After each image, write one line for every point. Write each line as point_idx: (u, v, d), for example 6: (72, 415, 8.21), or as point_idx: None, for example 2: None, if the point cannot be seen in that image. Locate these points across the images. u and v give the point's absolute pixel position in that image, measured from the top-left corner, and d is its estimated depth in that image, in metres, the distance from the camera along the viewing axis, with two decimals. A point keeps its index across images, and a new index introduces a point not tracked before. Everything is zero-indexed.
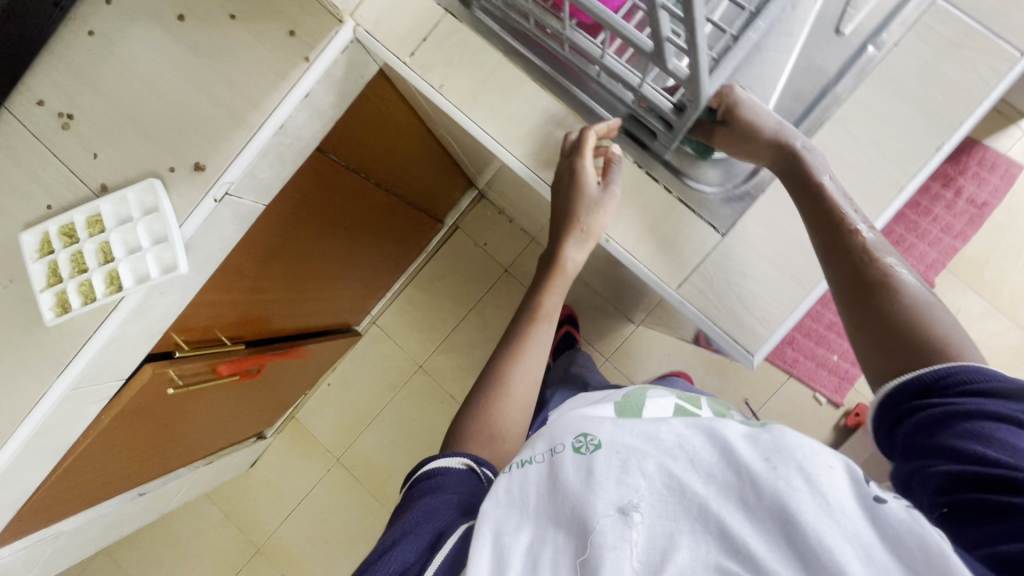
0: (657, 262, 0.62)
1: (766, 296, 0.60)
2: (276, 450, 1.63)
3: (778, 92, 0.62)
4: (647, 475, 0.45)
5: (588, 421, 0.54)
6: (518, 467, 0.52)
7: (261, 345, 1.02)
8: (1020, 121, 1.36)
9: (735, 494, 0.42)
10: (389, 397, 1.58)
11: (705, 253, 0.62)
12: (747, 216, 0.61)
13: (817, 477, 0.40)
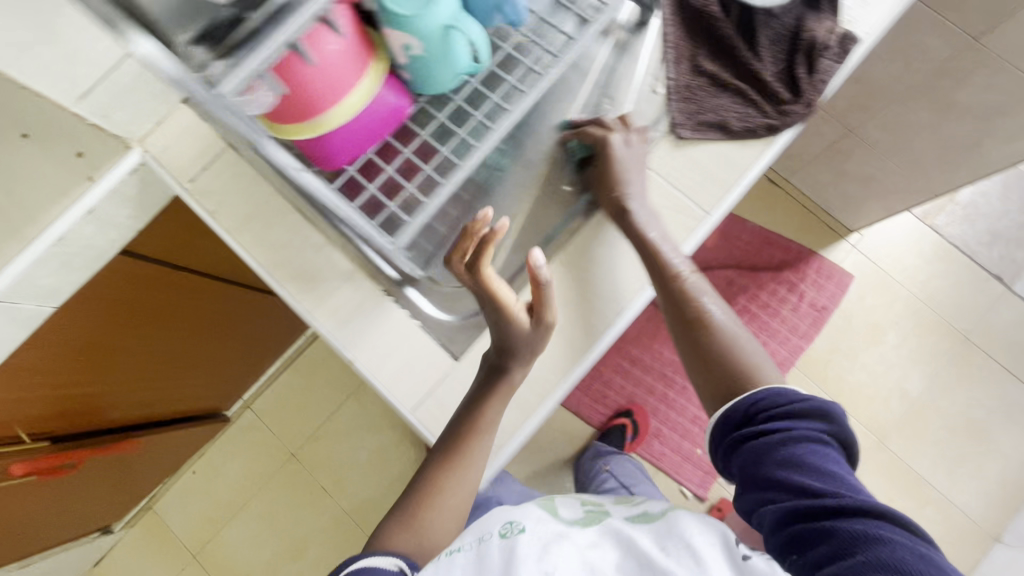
0: (397, 385, 0.60)
1: (491, 425, 0.60)
2: (124, 549, 1.48)
3: (525, 223, 0.64)
4: (569, 555, 0.56)
5: (507, 512, 0.63)
6: (451, 552, 0.59)
7: (81, 440, 0.98)
8: (848, 237, 1.55)
9: (644, 573, 0.55)
10: (258, 487, 1.51)
11: (439, 380, 0.60)
12: (483, 346, 0.62)
13: (696, 555, 0.56)
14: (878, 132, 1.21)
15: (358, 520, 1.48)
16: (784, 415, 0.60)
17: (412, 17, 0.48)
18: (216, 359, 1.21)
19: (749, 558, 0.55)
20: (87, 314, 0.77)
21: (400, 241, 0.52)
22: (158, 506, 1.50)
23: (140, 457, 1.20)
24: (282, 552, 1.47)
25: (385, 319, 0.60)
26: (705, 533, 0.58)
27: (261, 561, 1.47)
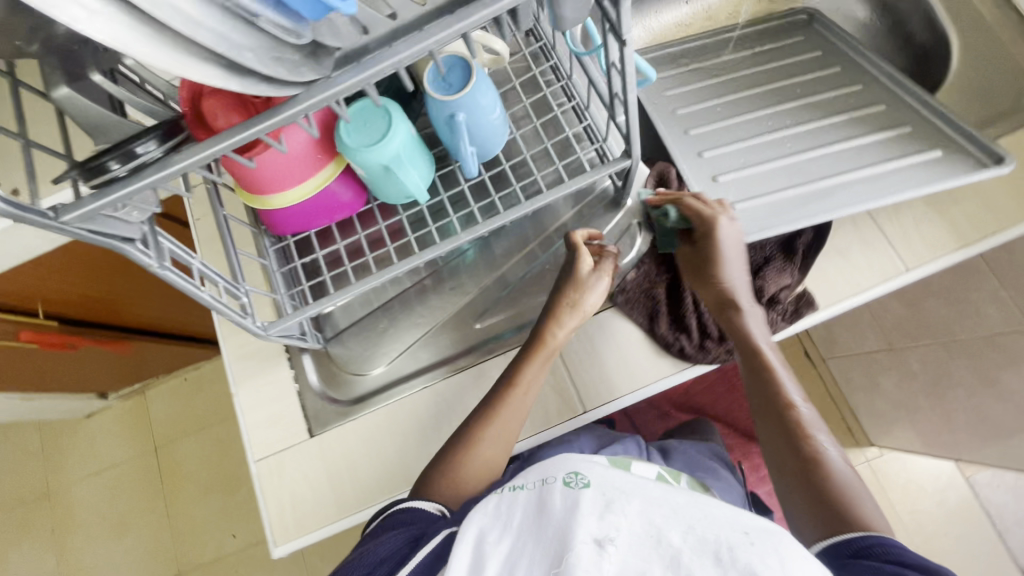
0: (257, 431, 0.65)
1: (310, 505, 0.62)
2: (111, 415, 1.69)
3: (426, 335, 0.68)
4: (625, 518, 0.43)
5: (576, 459, 0.52)
6: (510, 489, 0.49)
7: (87, 328, 1.15)
8: (866, 449, 1.38)
9: (714, 552, 0.39)
10: (226, 416, 1.66)
11: (289, 444, 0.64)
12: (339, 431, 0.64)
13: (787, 562, 0.38)
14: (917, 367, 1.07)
15: None
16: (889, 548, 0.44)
17: (354, 151, 0.53)
18: None
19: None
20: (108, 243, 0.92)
21: (276, 330, 0.56)
22: (148, 393, 1.69)
23: (138, 354, 1.38)
24: (219, 479, 1.61)
25: (273, 371, 0.66)
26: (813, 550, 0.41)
27: (201, 480, 1.62)
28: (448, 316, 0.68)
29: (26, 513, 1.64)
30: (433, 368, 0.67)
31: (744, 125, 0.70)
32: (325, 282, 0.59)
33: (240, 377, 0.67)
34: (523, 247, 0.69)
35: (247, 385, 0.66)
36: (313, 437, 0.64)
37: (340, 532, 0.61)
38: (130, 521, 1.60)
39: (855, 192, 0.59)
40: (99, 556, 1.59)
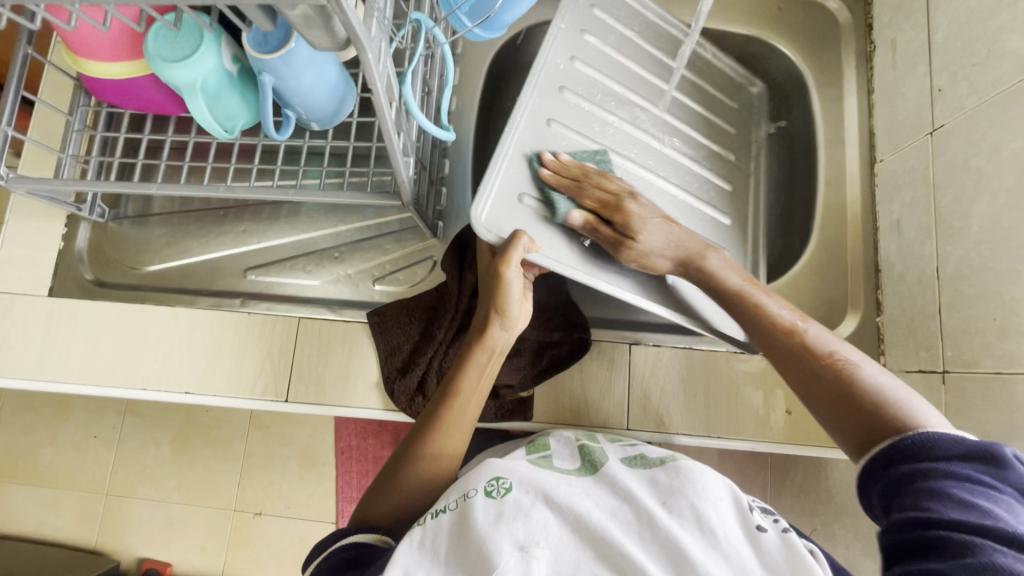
0: (5, 267, 0.65)
1: (13, 355, 0.63)
2: None
3: (202, 260, 0.68)
4: (551, 510, 0.46)
5: (495, 462, 0.52)
6: (430, 516, 0.47)
7: None
8: None
9: (635, 530, 0.46)
10: None
11: (26, 292, 0.65)
12: (72, 304, 0.65)
13: (700, 515, 0.46)
14: None
15: None
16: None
17: (152, 61, 0.50)
18: None
19: (766, 530, 0.46)
20: None
21: (22, 186, 0.56)
22: None
23: None
24: None
25: (49, 222, 0.67)
26: (721, 481, 0.50)
27: None
28: (231, 254, 0.68)
29: None
30: (190, 293, 0.67)
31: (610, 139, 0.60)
32: (110, 167, 0.60)
33: (16, 209, 0.66)
34: (326, 226, 0.68)
35: (16, 221, 0.66)
36: (50, 296, 0.65)
37: (27, 390, 0.63)
38: None
39: (622, 281, 0.54)
40: None
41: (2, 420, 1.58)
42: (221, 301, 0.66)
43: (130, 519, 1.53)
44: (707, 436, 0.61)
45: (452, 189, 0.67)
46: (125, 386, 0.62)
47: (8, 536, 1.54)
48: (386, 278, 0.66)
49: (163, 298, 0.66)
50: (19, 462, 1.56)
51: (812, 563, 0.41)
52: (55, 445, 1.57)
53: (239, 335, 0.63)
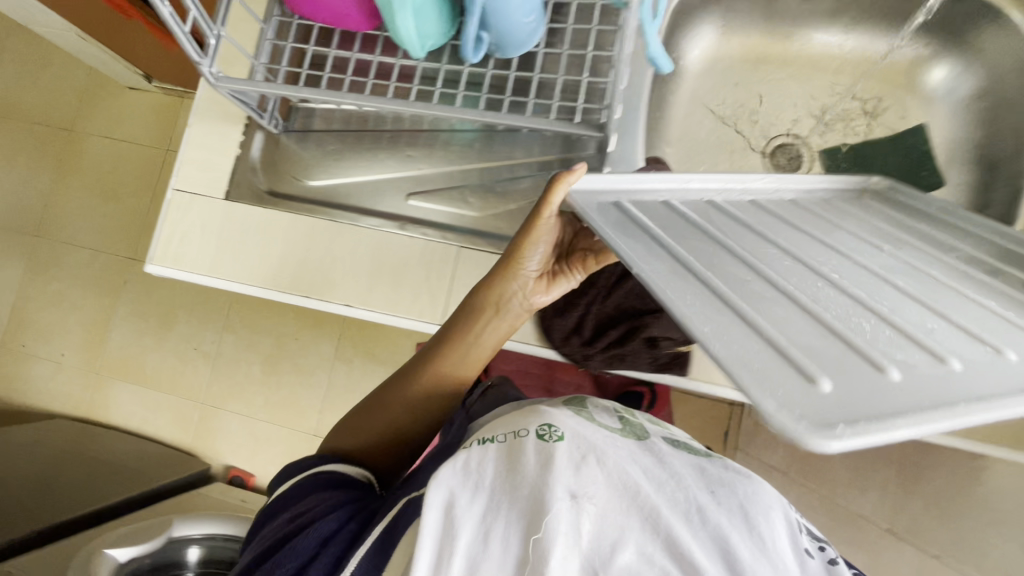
0: (186, 166, 0.69)
1: (191, 251, 0.67)
2: (149, 99, 1.81)
3: (363, 179, 0.69)
4: (608, 468, 0.45)
5: (536, 407, 0.52)
6: (475, 443, 0.49)
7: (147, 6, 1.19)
8: None
9: (685, 515, 0.43)
10: None
11: (205, 194, 0.68)
12: (247, 210, 0.68)
13: (752, 517, 0.44)
14: None
15: None
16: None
17: None
18: None
19: (813, 556, 0.44)
20: None
21: (226, 86, 0.58)
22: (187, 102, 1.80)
23: None
24: None
25: (224, 127, 0.69)
26: (780, 500, 0.47)
27: None
28: (392, 175, 0.68)
29: (49, 136, 1.81)
30: (351, 211, 0.68)
31: (827, 231, 0.48)
32: (300, 75, 0.61)
33: (199, 112, 0.70)
34: (487, 159, 0.68)
35: (197, 123, 0.69)
36: (225, 200, 0.68)
37: (201, 286, 0.68)
38: (120, 193, 1.78)
39: (640, 251, 0.39)
40: (85, 207, 1.78)
41: (116, 322, 1.72)
42: (382, 222, 0.67)
43: (220, 429, 1.65)
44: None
45: (622, 134, 0.67)
46: (292, 295, 0.66)
47: (114, 429, 1.69)
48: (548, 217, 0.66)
49: (327, 215, 0.68)
50: (128, 363, 1.70)
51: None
52: (160, 352, 1.70)
53: (401, 258, 0.66)
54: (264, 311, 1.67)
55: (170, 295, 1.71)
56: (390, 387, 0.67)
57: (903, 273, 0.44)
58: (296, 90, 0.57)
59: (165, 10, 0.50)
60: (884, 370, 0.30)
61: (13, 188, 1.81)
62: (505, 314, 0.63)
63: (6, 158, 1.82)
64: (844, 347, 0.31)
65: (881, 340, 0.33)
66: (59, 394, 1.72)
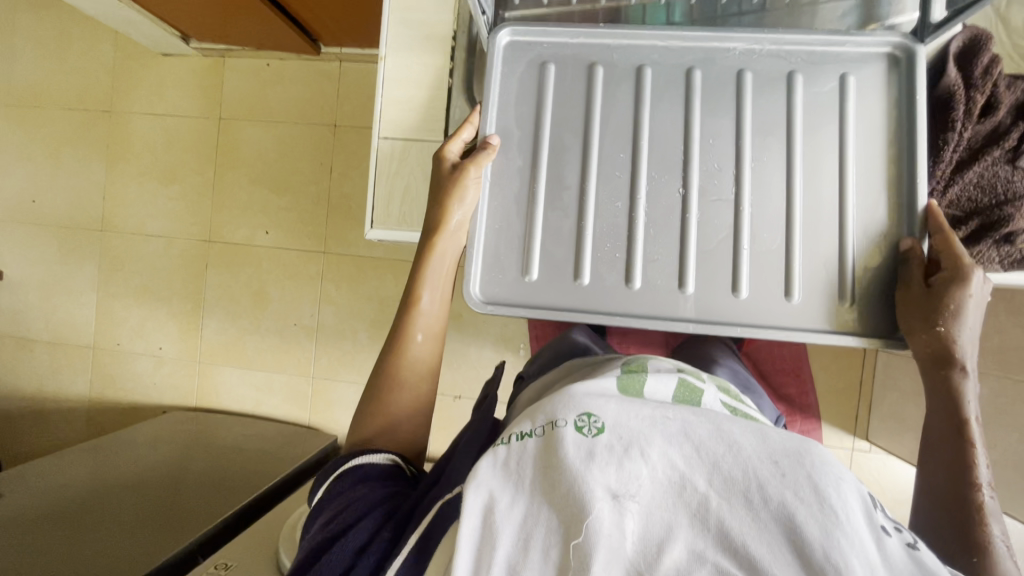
0: (391, 110, 0.75)
1: (409, 206, 0.75)
2: (186, 64, 1.65)
3: (581, 94, 0.69)
4: (653, 454, 0.44)
5: (581, 391, 0.50)
6: (515, 438, 0.48)
7: None
8: (859, 439, 1.42)
9: (742, 499, 0.43)
10: (293, 119, 1.60)
11: (412, 140, 0.75)
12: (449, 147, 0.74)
13: (827, 497, 0.41)
14: (982, 393, 1.05)
15: (330, 214, 1.59)
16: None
17: None
18: None
19: (889, 534, 0.42)
20: None
21: None
22: (229, 62, 1.63)
23: (242, 7, 1.29)
24: (267, 178, 1.62)
25: (426, 60, 0.75)
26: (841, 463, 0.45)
27: (252, 168, 1.63)
28: (608, 89, 0.68)
29: (91, 121, 1.69)
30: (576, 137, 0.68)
31: (766, 162, 0.65)
32: None
33: (391, 45, 0.75)
34: None
35: (394, 59, 0.75)
36: (429, 143, 0.75)
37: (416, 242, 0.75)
38: (179, 172, 1.67)
39: (503, 243, 0.68)
40: (146, 193, 1.68)
41: (208, 308, 1.67)
42: None
43: (338, 399, 1.62)
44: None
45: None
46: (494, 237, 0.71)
47: (230, 412, 1.68)
48: (761, 104, 0.66)
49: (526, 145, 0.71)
50: (229, 347, 1.66)
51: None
52: (260, 332, 1.65)
53: None
54: (358, 275, 1.59)
55: (257, 273, 1.64)
56: (386, 370, 0.67)
57: (823, 200, 0.64)
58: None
59: None
60: (737, 290, 0.64)
61: (67, 184, 1.71)
62: (448, 252, 0.69)
63: (51, 152, 1.70)
64: (720, 277, 0.64)
65: (766, 251, 0.64)
66: (168, 386, 1.70)
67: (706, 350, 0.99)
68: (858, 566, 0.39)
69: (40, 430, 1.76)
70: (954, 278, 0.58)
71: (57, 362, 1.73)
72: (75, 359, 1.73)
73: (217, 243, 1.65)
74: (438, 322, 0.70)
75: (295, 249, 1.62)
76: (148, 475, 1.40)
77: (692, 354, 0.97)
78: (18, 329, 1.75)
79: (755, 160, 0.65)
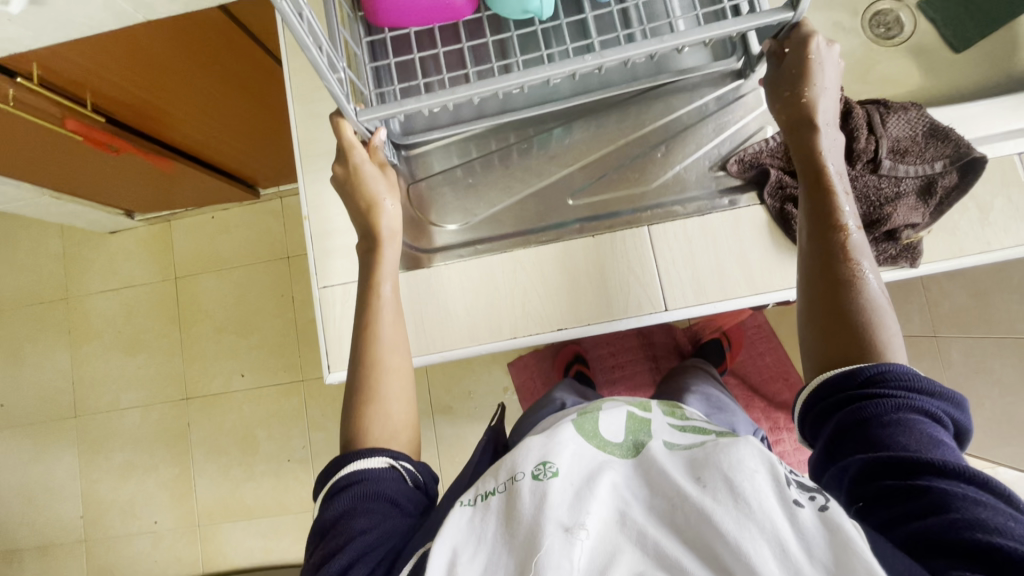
0: (322, 258, 0.80)
1: None
2: (134, 236, 1.70)
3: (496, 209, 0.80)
4: (600, 492, 0.50)
5: (543, 446, 0.58)
6: (480, 499, 0.55)
7: (130, 133, 1.11)
8: None
9: (673, 518, 0.47)
10: (247, 261, 1.65)
11: (349, 281, 0.80)
12: None
13: (739, 490, 0.46)
14: (956, 357, 1.08)
15: (300, 343, 1.61)
16: (897, 374, 0.52)
17: None
18: (256, 143, 1.31)
19: (803, 504, 0.45)
20: (158, 39, 0.86)
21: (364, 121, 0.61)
22: (175, 224, 1.69)
23: (177, 178, 1.36)
24: (233, 321, 1.64)
25: None
26: (757, 449, 0.49)
27: (216, 318, 1.65)
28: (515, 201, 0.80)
29: (48, 311, 1.71)
30: (499, 252, 0.78)
31: (659, 230, 0.75)
32: (419, 84, 0.62)
33: (314, 199, 0.81)
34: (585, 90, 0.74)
35: (316, 212, 0.81)
36: None
37: None
38: (145, 339, 1.68)
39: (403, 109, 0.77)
40: (115, 367, 1.68)
41: (197, 468, 1.62)
42: (500, 244, 0.79)
43: None
44: (902, 266, 0.71)
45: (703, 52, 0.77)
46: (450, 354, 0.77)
47: (240, 571, 1.58)
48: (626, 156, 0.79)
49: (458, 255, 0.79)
50: (226, 502, 1.60)
51: (854, 536, 0.41)
52: (254, 477, 1.60)
53: (528, 276, 0.76)
54: (341, 395, 1.58)
55: (241, 419, 1.62)
56: (376, 372, 0.67)
57: (722, 257, 0.74)
58: (430, 98, 0.57)
59: (325, 64, 0.50)
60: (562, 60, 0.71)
61: (33, 380, 1.69)
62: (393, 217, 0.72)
63: (12, 352, 1.70)
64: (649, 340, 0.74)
65: (681, 307, 0.74)
66: (171, 561, 1.61)
67: (682, 383, 1.00)
68: (768, 550, 0.42)
69: None
70: (798, 48, 0.63)
71: (49, 567, 1.64)
72: (67, 559, 1.64)
73: (195, 399, 1.64)
74: (397, 311, 0.72)
75: (274, 385, 1.61)
76: None
77: (669, 390, 1.00)
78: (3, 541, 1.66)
79: (653, 231, 0.75)
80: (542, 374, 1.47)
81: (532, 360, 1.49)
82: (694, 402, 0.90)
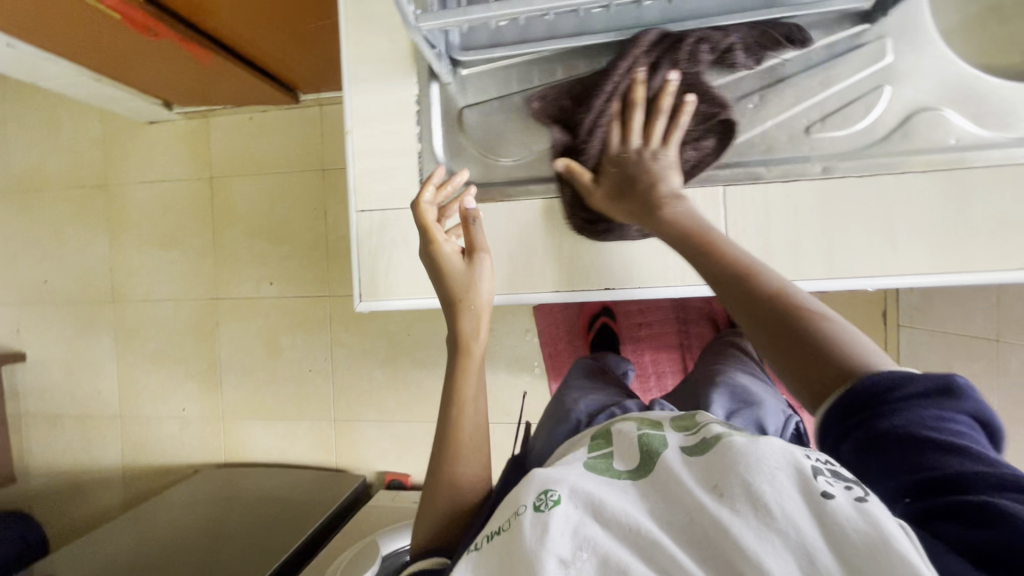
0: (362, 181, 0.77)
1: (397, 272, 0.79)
2: (171, 129, 1.68)
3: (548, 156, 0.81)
4: (609, 517, 0.47)
5: (547, 473, 0.54)
6: (486, 540, 0.53)
7: (169, 18, 1.05)
8: None
9: (691, 534, 0.44)
10: (282, 168, 1.61)
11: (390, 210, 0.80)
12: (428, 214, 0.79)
13: (759, 503, 0.42)
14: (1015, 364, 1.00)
15: (329, 259, 1.60)
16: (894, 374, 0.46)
17: None
18: (298, 44, 1.23)
19: (833, 495, 0.41)
20: None
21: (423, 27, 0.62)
22: (212, 120, 1.65)
23: (216, 72, 1.30)
24: (264, 229, 1.64)
25: None
26: (782, 450, 0.46)
27: (248, 224, 1.65)
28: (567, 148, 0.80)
29: (87, 196, 1.73)
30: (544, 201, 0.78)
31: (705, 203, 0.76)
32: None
33: None
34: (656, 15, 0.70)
35: None
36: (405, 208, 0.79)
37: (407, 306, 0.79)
38: (179, 236, 1.69)
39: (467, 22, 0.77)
40: (149, 259, 1.71)
41: (223, 365, 1.69)
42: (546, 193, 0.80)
43: (361, 439, 1.62)
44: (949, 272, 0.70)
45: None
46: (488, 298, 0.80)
47: (259, 464, 1.69)
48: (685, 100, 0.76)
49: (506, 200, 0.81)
50: (249, 400, 1.68)
51: (897, 536, 0.37)
52: (276, 382, 1.66)
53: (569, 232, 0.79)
54: (365, 315, 1.59)
55: (267, 325, 1.65)
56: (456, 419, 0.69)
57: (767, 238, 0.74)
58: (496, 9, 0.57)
59: None
60: None
61: (75, 262, 1.75)
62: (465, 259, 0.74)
63: (54, 232, 1.74)
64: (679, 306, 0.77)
65: None
66: (196, 446, 1.72)
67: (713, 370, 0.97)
68: (794, 561, 0.38)
69: (78, 504, 1.79)
70: None
71: (88, 435, 1.77)
72: (104, 430, 1.76)
73: (225, 300, 1.68)
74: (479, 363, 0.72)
75: (300, 297, 1.63)
76: (183, 539, 1.41)
77: (698, 377, 0.97)
78: (47, 407, 1.79)
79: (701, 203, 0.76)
80: (567, 321, 1.43)
81: (558, 306, 1.44)
82: (722, 397, 0.86)
